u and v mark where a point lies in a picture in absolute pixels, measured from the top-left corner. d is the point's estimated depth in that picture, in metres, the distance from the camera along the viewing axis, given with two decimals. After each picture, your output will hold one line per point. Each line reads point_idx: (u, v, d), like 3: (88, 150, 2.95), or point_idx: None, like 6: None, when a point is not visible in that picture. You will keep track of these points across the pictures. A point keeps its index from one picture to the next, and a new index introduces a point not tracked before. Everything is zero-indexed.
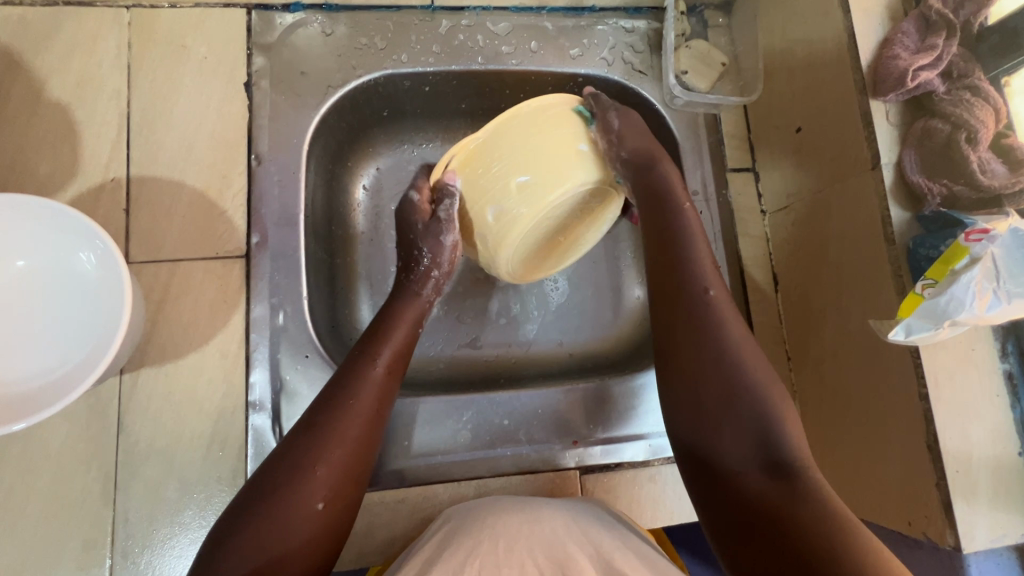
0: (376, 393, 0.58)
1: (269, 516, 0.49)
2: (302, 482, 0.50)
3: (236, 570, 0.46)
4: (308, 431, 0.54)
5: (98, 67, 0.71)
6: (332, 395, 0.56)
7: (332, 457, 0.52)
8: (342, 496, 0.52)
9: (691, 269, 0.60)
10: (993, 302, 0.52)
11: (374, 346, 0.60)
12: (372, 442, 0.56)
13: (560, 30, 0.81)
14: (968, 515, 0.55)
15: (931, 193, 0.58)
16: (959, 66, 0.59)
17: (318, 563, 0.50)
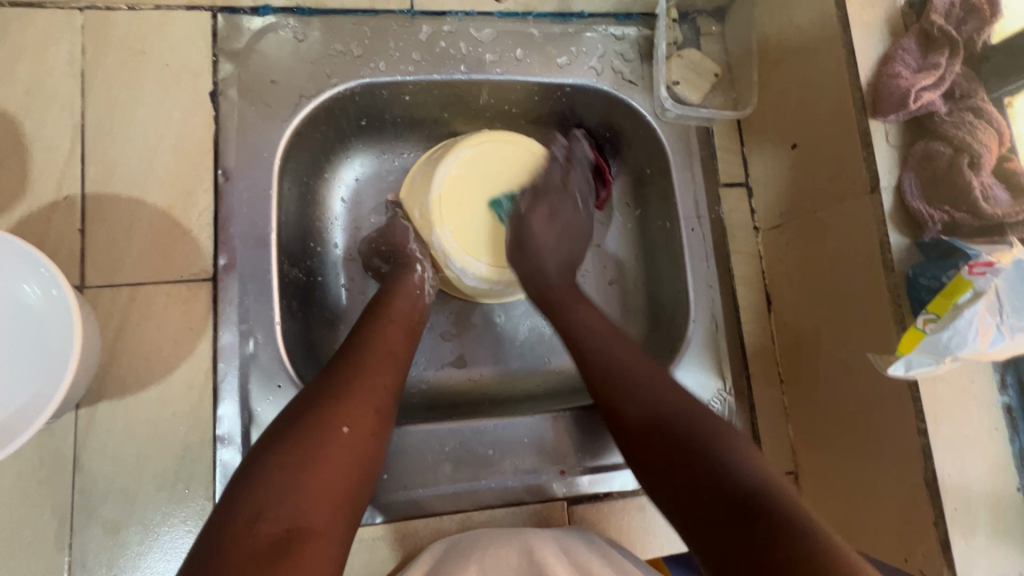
0: (393, 339, 0.61)
1: (301, 441, 0.48)
2: (330, 410, 0.51)
3: (265, 496, 0.44)
4: (326, 373, 0.55)
5: (49, 74, 0.66)
6: (349, 344, 0.59)
7: (359, 389, 0.53)
8: (371, 426, 0.52)
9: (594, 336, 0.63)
10: (996, 337, 0.50)
11: (385, 303, 0.65)
12: (396, 382, 0.58)
13: (547, 36, 0.77)
14: (967, 553, 0.53)
15: (932, 220, 0.55)
16: (961, 86, 0.57)
17: (349, 496, 0.48)
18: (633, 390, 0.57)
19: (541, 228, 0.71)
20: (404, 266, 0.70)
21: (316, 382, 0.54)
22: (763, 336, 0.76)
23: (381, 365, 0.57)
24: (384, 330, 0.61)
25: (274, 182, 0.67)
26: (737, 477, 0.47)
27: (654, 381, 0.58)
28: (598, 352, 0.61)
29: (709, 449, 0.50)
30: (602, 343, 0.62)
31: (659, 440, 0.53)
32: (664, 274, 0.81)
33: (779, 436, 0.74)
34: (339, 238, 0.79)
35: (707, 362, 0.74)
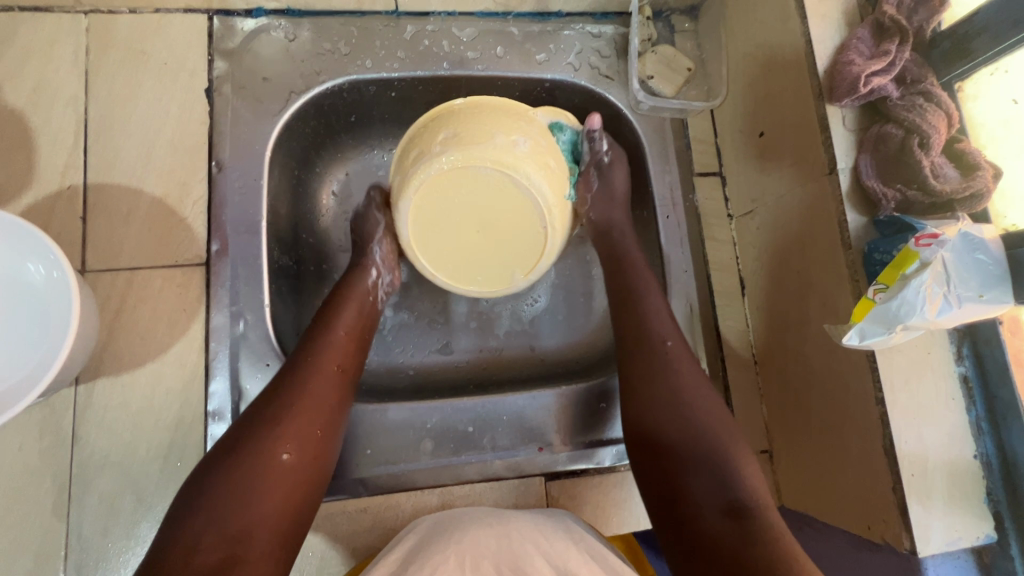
0: (337, 352, 0.61)
1: (237, 473, 0.50)
2: (267, 439, 0.52)
3: (202, 531, 0.47)
4: (269, 395, 0.56)
5: (56, 73, 0.70)
6: (296, 360, 0.59)
7: (297, 413, 0.55)
8: (313, 452, 0.55)
9: (653, 324, 0.66)
10: (943, 307, 0.53)
11: (332, 311, 0.64)
12: (336, 398, 0.59)
13: (526, 34, 0.80)
14: (924, 518, 0.55)
15: (885, 198, 0.58)
16: (912, 71, 0.60)
17: (289, 522, 0.51)
18: (667, 381, 0.62)
19: (620, 177, 0.76)
20: (360, 270, 0.69)
21: (254, 406, 0.56)
22: (737, 319, 0.78)
23: (322, 383, 0.58)
24: (333, 346, 0.61)
25: (265, 172, 0.71)
26: (734, 487, 0.55)
27: (682, 381, 0.62)
28: (662, 361, 0.64)
29: (716, 472, 0.56)
30: (663, 349, 0.64)
31: (664, 453, 0.59)
32: None
33: (755, 416, 0.76)
34: (331, 229, 0.82)
35: None
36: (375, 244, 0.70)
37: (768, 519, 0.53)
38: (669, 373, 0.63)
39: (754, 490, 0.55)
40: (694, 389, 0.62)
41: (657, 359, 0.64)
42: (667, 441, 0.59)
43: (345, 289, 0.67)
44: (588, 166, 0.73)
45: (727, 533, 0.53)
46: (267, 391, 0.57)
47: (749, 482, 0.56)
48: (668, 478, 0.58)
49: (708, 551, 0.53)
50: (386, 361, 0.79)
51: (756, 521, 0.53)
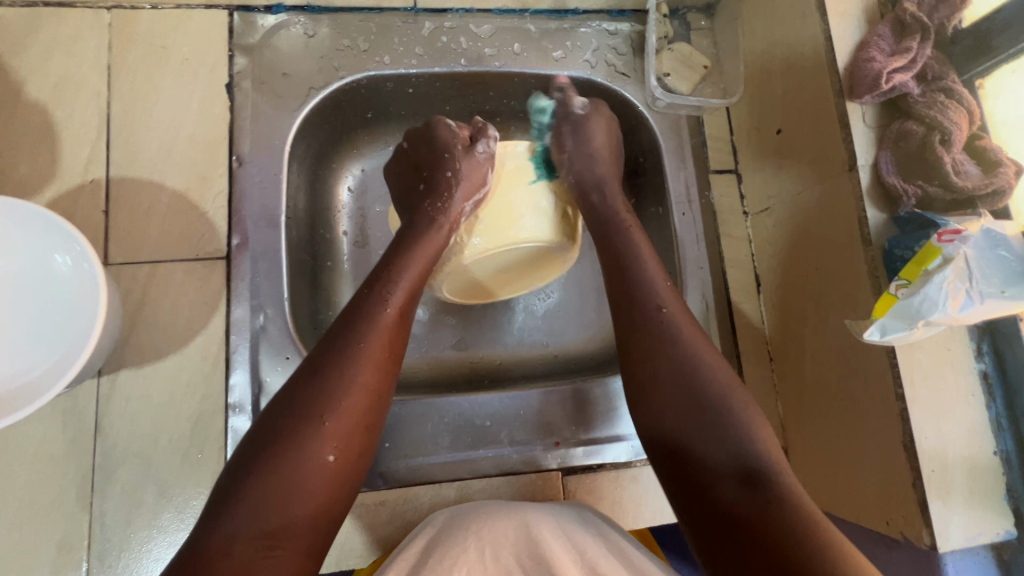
0: (387, 334, 0.56)
1: (280, 462, 0.47)
2: (314, 435, 0.48)
3: (243, 523, 0.44)
4: (314, 373, 0.52)
5: (79, 67, 0.71)
6: (345, 334, 0.54)
7: (345, 405, 0.50)
8: (358, 446, 0.51)
9: (643, 288, 0.61)
10: (966, 303, 0.53)
11: (385, 283, 0.59)
12: (384, 385, 0.54)
13: (543, 31, 0.81)
14: (944, 514, 0.55)
15: (906, 194, 0.58)
16: (933, 68, 0.60)
17: (328, 515, 0.48)
18: (666, 348, 0.57)
19: (598, 131, 0.72)
20: (427, 220, 0.65)
21: (295, 389, 0.51)
22: (752, 317, 0.79)
23: (372, 371, 0.53)
24: (384, 326, 0.56)
25: (285, 166, 0.71)
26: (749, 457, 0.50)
27: (694, 355, 0.57)
28: (657, 327, 0.58)
29: (729, 441, 0.51)
30: (655, 314, 0.59)
31: (666, 424, 0.54)
32: (656, 258, 0.84)
33: (770, 413, 0.76)
34: (346, 224, 0.81)
35: None
36: (468, 205, 0.65)
37: (791, 489, 0.48)
38: (674, 352, 0.57)
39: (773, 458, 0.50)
40: (688, 351, 0.57)
41: (663, 330, 0.58)
42: (672, 422, 0.54)
43: (403, 255, 0.61)
44: (561, 123, 0.73)
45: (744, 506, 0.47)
46: (311, 373, 0.52)
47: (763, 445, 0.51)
48: (681, 460, 0.53)
49: (724, 529, 0.48)
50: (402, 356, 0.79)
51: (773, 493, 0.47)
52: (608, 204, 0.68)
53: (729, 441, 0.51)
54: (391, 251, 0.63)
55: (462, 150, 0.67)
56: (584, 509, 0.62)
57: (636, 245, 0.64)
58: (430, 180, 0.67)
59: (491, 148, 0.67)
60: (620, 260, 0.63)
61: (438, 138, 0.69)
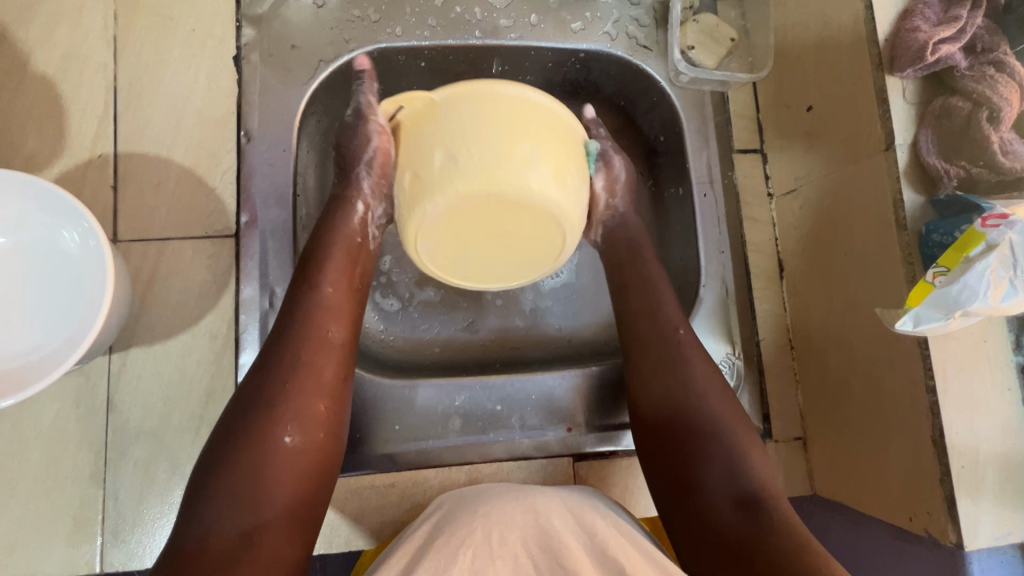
0: (329, 317, 0.57)
1: (244, 452, 0.50)
2: (267, 424, 0.51)
3: (220, 511, 0.47)
4: (260, 370, 0.54)
5: (84, 39, 0.69)
6: (284, 327, 0.56)
7: (295, 388, 0.53)
8: (318, 424, 0.53)
9: (663, 315, 0.64)
10: (1009, 292, 0.49)
11: (317, 268, 0.59)
12: (335, 366, 0.56)
13: (561, 1, 0.77)
14: (973, 512, 0.53)
15: (947, 175, 0.54)
16: (984, 39, 0.56)
17: (305, 489, 0.51)
18: (673, 370, 0.61)
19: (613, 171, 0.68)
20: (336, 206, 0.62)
21: (247, 387, 0.54)
22: (773, 303, 0.76)
23: (317, 354, 0.55)
24: (317, 312, 0.57)
25: (294, 142, 0.69)
26: (741, 476, 0.55)
27: (699, 386, 0.60)
28: (673, 350, 0.62)
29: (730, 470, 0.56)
30: (673, 339, 0.63)
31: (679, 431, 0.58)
32: (674, 240, 0.80)
33: (788, 402, 0.74)
34: None
35: (717, 326, 0.74)
36: (363, 169, 0.61)
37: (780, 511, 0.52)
38: (684, 369, 0.61)
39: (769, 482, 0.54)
40: (689, 379, 0.60)
41: (670, 351, 0.62)
42: (681, 431, 0.58)
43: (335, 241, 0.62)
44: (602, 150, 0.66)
45: (737, 527, 0.52)
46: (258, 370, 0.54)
47: (756, 472, 0.55)
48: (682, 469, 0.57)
49: (710, 528, 0.53)
50: (413, 337, 0.78)
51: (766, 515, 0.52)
52: (621, 228, 0.68)
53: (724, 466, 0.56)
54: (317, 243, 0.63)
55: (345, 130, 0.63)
56: (598, 495, 0.59)
57: (650, 279, 0.66)
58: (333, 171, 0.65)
59: (364, 104, 0.62)
60: (646, 286, 0.65)
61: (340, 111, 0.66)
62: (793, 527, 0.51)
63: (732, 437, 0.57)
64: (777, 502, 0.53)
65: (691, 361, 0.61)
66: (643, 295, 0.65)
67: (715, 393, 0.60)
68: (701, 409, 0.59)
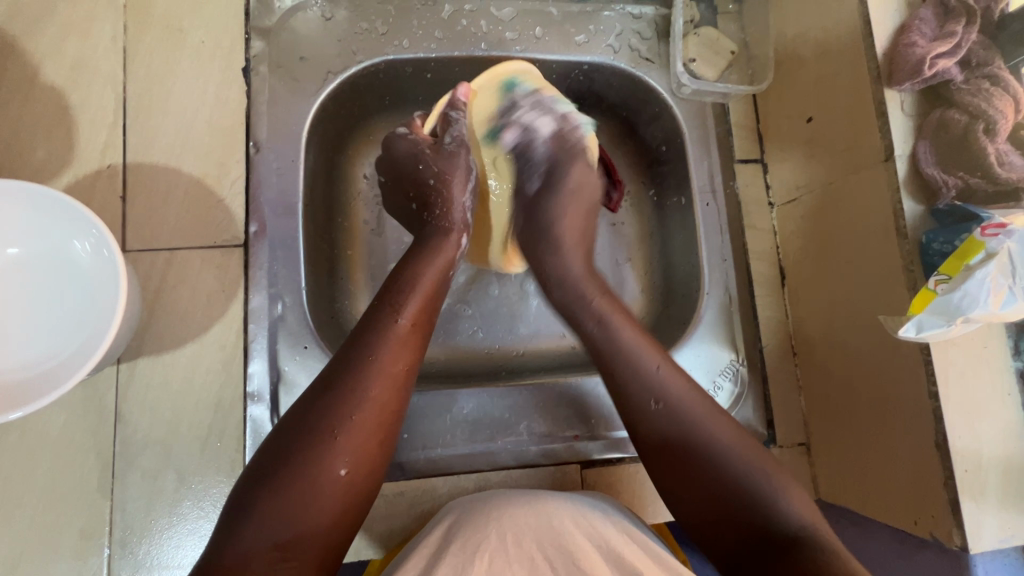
0: (400, 348, 0.54)
1: (290, 479, 0.46)
2: (322, 452, 0.47)
3: (257, 538, 0.44)
4: (326, 390, 0.51)
5: (93, 50, 0.70)
6: (354, 351, 0.53)
7: (357, 419, 0.49)
8: (372, 459, 0.50)
9: (638, 382, 0.56)
10: (1008, 299, 0.51)
11: (398, 297, 0.57)
12: (398, 400, 0.53)
13: (565, 15, 0.78)
14: (976, 515, 0.54)
15: (946, 185, 0.56)
16: (978, 54, 0.57)
17: (344, 523, 0.48)
18: (674, 427, 0.54)
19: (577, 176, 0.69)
20: (435, 232, 0.64)
21: (302, 409, 0.50)
22: (775, 310, 0.77)
23: (385, 385, 0.52)
24: (391, 341, 0.54)
25: (303, 153, 0.70)
26: (781, 520, 0.48)
27: (711, 435, 0.53)
28: (662, 422, 0.54)
29: (756, 501, 0.50)
30: (656, 412, 0.55)
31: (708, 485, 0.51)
32: (678, 248, 0.82)
33: (791, 407, 0.75)
34: (363, 211, 0.80)
35: (720, 333, 0.75)
36: (468, 199, 0.67)
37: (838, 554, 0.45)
38: (686, 428, 0.53)
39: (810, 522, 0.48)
40: (695, 441, 0.53)
41: (662, 420, 0.54)
42: (707, 488, 0.51)
43: (413, 270, 0.60)
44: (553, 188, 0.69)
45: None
46: (318, 395, 0.51)
47: (796, 511, 0.49)
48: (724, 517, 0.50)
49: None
50: None
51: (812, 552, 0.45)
52: (575, 293, 0.64)
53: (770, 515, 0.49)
54: (401, 264, 0.61)
55: (438, 155, 0.67)
56: (605, 498, 0.60)
57: (620, 339, 0.59)
58: (422, 197, 0.67)
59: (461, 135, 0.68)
60: (605, 354, 0.59)
61: (397, 152, 0.69)
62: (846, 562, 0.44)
63: (767, 483, 0.50)
64: (827, 540, 0.47)
65: (689, 416, 0.54)
66: (604, 361, 0.59)
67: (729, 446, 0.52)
68: (721, 458, 0.52)
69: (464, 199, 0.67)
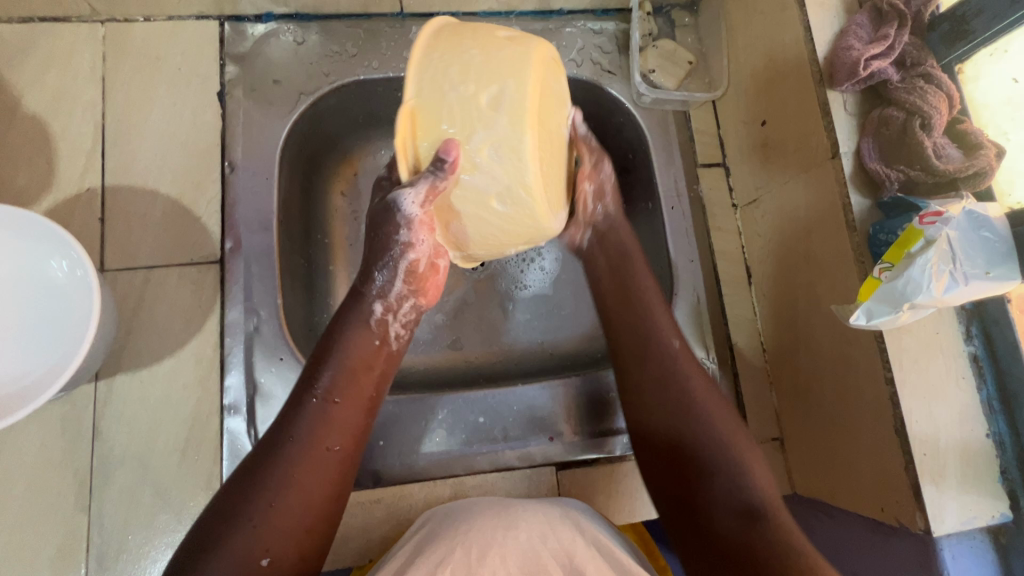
0: (326, 429, 0.52)
1: (204, 573, 0.44)
2: (240, 543, 0.46)
3: None
4: (247, 477, 0.49)
5: (74, 80, 0.73)
6: (279, 434, 0.51)
7: (276, 507, 0.47)
8: (297, 549, 0.48)
9: (653, 330, 0.64)
10: (950, 285, 0.53)
11: (325, 372, 0.54)
12: (332, 485, 0.51)
13: (529, 33, 0.82)
14: (937, 498, 0.55)
15: (889, 179, 0.58)
16: (912, 54, 0.60)
17: None
18: (671, 401, 0.59)
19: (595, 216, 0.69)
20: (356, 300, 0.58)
21: (215, 506, 0.48)
22: (745, 308, 0.79)
23: (307, 471, 0.49)
24: (314, 425, 0.51)
25: (277, 170, 0.72)
26: (748, 488, 0.53)
27: (707, 411, 0.58)
28: (677, 369, 0.61)
29: (731, 473, 0.54)
30: (669, 352, 0.62)
31: (678, 436, 0.58)
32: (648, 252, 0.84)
33: (764, 403, 0.76)
34: (341, 226, 0.82)
35: (690, 333, 0.76)
36: (382, 266, 0.57)
37: (786, 525, 0.51)
38: (689, 407, 0.58)
39: (772, 501, 0.53)
40: (665, 407, 0.59)
41: (664, 361, 0.62)
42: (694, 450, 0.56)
43: (338, 339, 0.56)
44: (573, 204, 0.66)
45: (733, 536, 0.51)
46: (232, 486, 0.50)
47: (763, 488, 0.53)
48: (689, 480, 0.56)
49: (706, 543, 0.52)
50: None
51: (766, 523, 0.51)
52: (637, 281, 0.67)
53: (738, 479, 0.54)
54: (325, 336, 0.57)
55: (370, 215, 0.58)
56: (584, 511, 0.60)
57: (652, 310, 0.65)
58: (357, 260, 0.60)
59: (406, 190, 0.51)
60: (633, 303, 0.65)
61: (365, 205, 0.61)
62: (795, 538, 0.49)
63: (736, 456, 0.55)
64: (781, 515, 0.52)
65: (687, 380, 0.60)
66: (634, 309, 0.65)
67: (712, 417, 0.58)
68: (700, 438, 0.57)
69: (377, 265, 0.57)
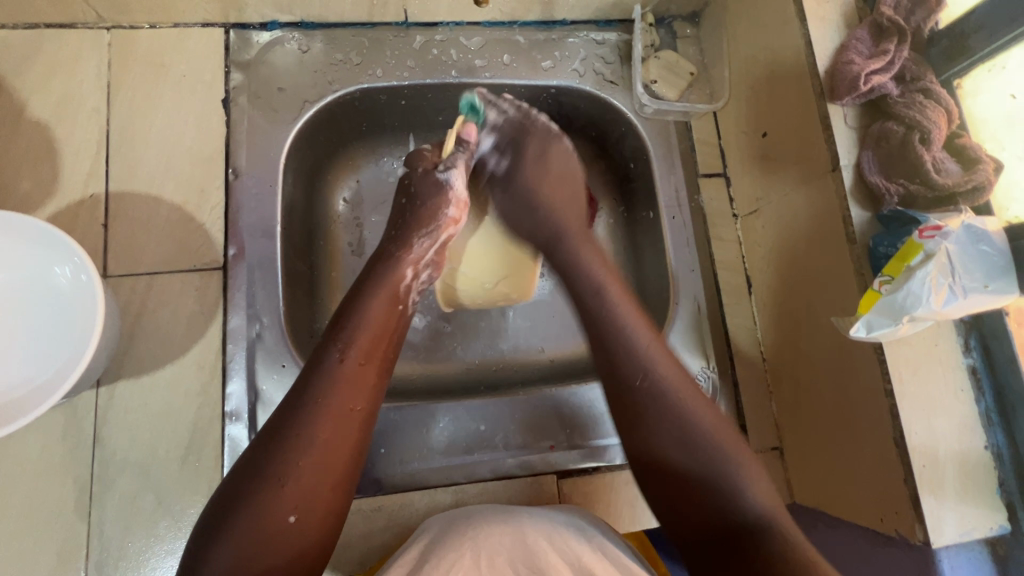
0: (349, 390, 0.52)
1: (235, 530, 0.45)
2: (269, 500, 0.46)
3: None
4: (269, 438, 0.49)
5: (79, 86, 0.73)
6: (302, 392, 0.51)
7: (303, 465, 0.48)
8: (321, 509, 0.48)
9: (629, 347, 0.60)
10: (949, 298, 0.53)
11: (349, 334, 0.55)
12: (356, 444, 0.51)
13: (532, 43, 0.82)
14: (936, 509, 0.55)
15: (888, 192, 0.59)
16: (911, 70, 0.61)
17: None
18: (667, 420, 0.56)
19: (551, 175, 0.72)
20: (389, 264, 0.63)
21: (235, 478, 0.48)
22: (745, 317, 0.79)
23: (330, 428, 0.50)
24: (337, 385, 0.52)
25: (280, 178, 0.73)
26: (746, 498, 0.51)
27: (699, 418, 0.55)
28: (651, 398, 0.57)
29: (728, 487, 0.52)
30: (655, 366, 0.59)
31: (665, 456, 0.55)
32: (649, 261, 0.84)
33: (764, 412, 0.76)
34: (342, 233, 0.82)
35: (691, 342, 0.77)
36: (422, 233, 0.66)
37: (795, 533, 0.49)
38: (683, 413, 0.56)
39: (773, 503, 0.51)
40: (654, 430, 0.56)
41: (642, 385, 0.58)
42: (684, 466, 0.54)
43: (359, 305, 0.58)
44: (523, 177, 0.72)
45: (744, 530, 0.50)
46: (250, 458, 0.49)
47: (762, 496, 0.52)
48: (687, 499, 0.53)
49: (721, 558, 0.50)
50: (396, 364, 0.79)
51: (773, 526, 0.49)
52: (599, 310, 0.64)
53: (737, 484, 0.52)
54: (347, 302, 0.59)
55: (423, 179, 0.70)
56: (585, 514, 0.60)
57: (618, 316, 0.62)
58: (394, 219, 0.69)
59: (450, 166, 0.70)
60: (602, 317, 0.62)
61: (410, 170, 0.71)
62: (799, 540, 0.48)
63: (729, 462, 0.53)
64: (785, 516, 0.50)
65: (677, 396, 0.57)
66: (615, 320, 0.62)
67: (698, 424, 0.55)
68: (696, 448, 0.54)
69: (418, 230, 0.66)
